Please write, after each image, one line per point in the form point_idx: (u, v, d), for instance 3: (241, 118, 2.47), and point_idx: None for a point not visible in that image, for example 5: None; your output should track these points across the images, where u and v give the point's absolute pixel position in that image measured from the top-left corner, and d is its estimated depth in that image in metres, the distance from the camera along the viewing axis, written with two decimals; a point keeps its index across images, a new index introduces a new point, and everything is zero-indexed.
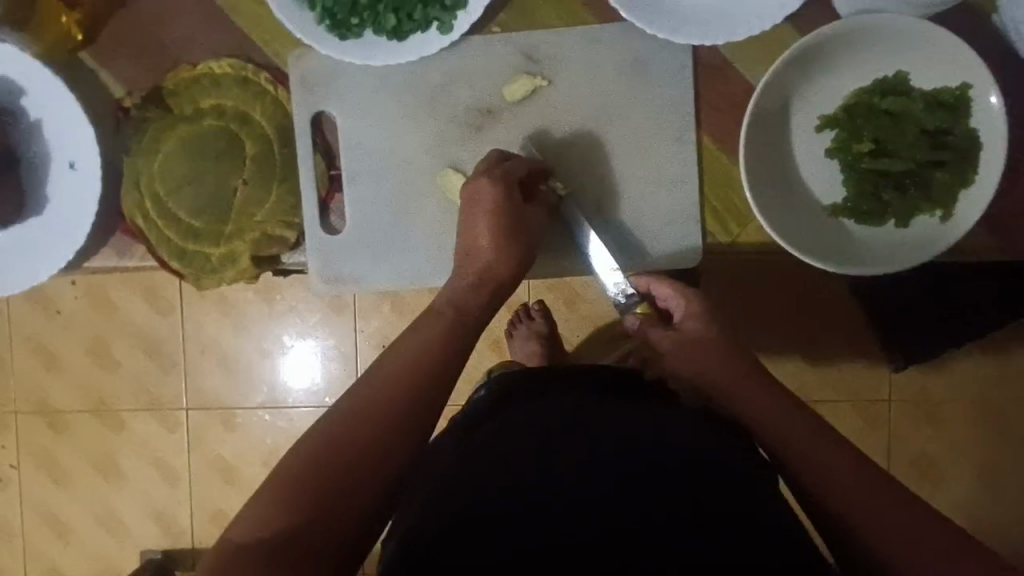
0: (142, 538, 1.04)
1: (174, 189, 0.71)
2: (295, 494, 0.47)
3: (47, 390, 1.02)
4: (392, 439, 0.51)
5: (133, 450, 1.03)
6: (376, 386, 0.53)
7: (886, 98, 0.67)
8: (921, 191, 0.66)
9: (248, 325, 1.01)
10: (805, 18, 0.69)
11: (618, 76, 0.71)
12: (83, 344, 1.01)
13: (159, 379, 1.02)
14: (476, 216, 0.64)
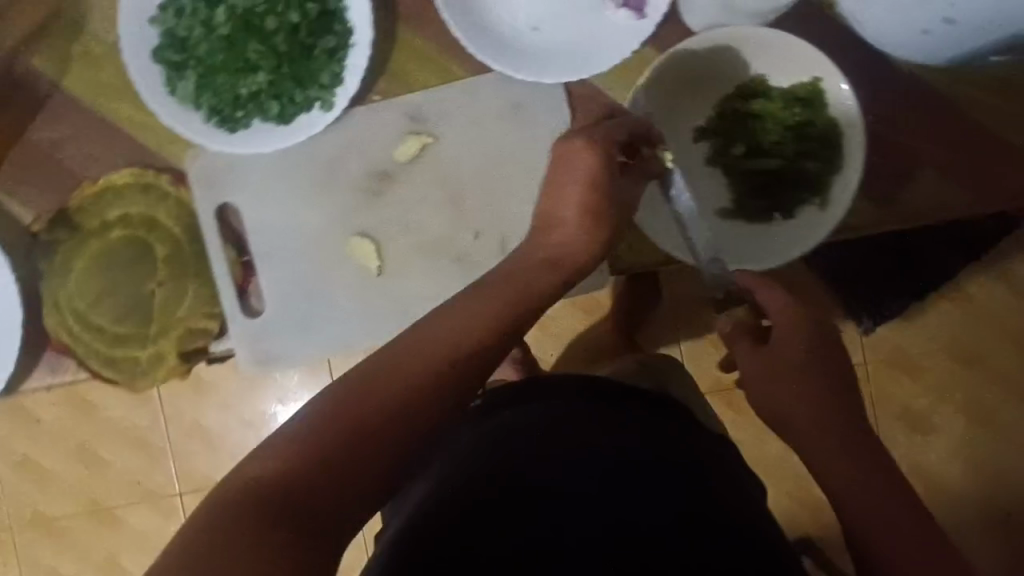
0: None
1: (93, 302, 0.74)
2: (297, 451, 0.43)
3: (37, 503, 1.03)
4: (398, 412, 0.46)
5: (134, 545, 1.04)
6: (349, 394, 0.46)
7: (750, 101, 0.70)
8: (797, 183, 0.70)
9: (228, 401, 1.02)
10: (663, 38, 0.72)
11: (498, 121, 0.74)
12: (69, 450, 1.02)
13: (148, 469, 1.03)
14: (567, 181, 0.57)
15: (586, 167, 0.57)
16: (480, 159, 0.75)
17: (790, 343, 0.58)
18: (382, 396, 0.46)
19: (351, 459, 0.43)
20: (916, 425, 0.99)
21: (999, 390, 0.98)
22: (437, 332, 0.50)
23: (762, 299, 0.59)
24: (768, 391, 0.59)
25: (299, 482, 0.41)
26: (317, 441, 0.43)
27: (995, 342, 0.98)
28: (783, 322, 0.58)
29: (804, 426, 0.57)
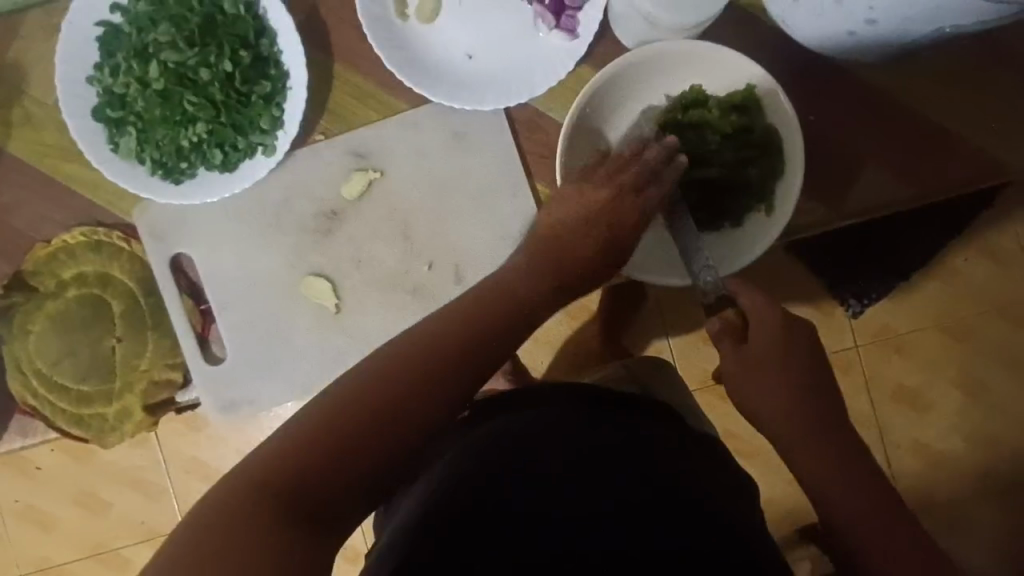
0: None
1: (54, 363, 0.74)
2: (306, 442, 0.46)
3: (41, 551, 1.03)
4: (408, 406, 0.50)
5: None
6: (368, 384, 0.49)
7: (688, 112, 0.70)
8: (741, 190, 0.70)
9: (222, 436, 1.02)
10: (598, 55, 0.73)
11: (441, 152, 0.75)
12: (69, 497, 1.02)
13: (148, 510, 1.03)
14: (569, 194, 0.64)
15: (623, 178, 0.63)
16: (427, 190, 0.76)
17: (778, 335, 0.63)
18: (396, 380, 0.50)
19: (362, 436, 0.48)
20: (913, 400, 0.99)
21: (988, 359, 0.99)
22: (461, 318, 0.55)
23: (744, 300, 0.64)
24: (751, 378, 0.63)
25: (321, 470, 0.46)
26: (335, 422, 0.47)
27: (983, 312, 0.98)
28: (770, 312, 0.63)
29: (800, 427, 0.63)
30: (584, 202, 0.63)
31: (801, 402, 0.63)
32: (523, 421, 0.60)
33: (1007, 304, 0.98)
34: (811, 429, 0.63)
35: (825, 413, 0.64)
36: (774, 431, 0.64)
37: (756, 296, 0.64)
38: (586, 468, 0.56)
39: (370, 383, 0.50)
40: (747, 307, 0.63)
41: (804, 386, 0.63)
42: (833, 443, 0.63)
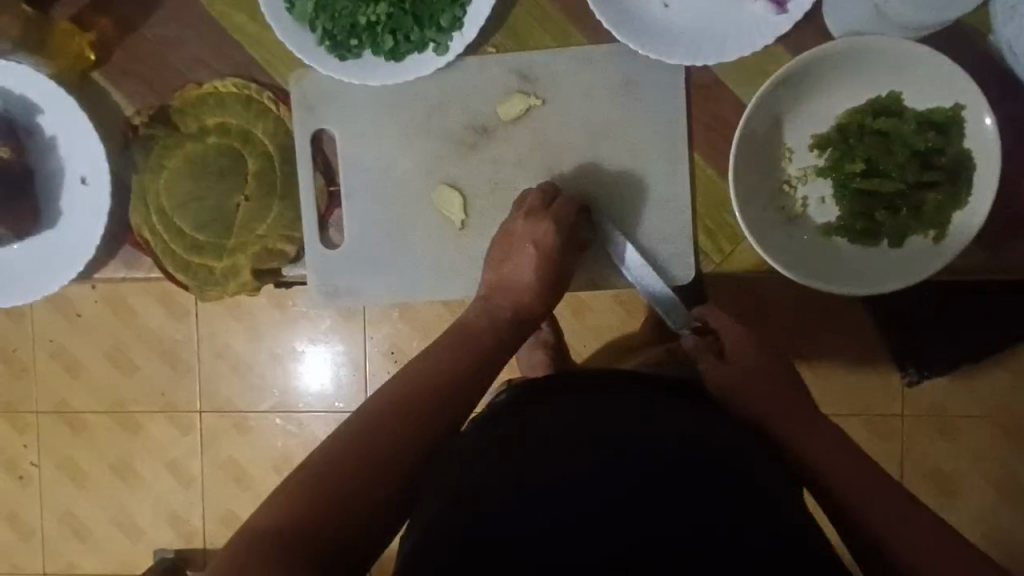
0: (158, 537, 1.08)
1: (179, 205, 0.74)
2: (308, 498, 0.49)
3: (66, 392, 1.06)
4: (401, 449, 0.55)
5: (148, 451, 1.07)
6: (358, 434, 0.54)
7: (878, 118, 0.67)
8: (913, 212, 0.67)
9: (261, 331, 1.04)
10: (794, 39, 0.70)
11: (609, 95, 0.72)
12: (102, 348, 1.04)
13: (174, 382, 1.05)
14: (523, 255, 0.69)
15: (529, 243, 0.69)
16: (582, 131, 0.73)
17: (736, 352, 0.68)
18: (404, 410, 0.57)
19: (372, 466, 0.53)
20: None
21: None
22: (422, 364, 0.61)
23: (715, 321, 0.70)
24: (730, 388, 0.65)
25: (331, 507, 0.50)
26: (350, 458, 0.52)
27: None
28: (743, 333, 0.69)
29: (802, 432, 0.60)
30: (507, 253, 0.70)
31: (784, 420, 0.62)
32: (565, 406, 0.54)
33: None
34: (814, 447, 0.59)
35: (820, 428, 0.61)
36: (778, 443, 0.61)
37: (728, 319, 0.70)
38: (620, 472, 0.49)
39: (383, 418, 0.56)
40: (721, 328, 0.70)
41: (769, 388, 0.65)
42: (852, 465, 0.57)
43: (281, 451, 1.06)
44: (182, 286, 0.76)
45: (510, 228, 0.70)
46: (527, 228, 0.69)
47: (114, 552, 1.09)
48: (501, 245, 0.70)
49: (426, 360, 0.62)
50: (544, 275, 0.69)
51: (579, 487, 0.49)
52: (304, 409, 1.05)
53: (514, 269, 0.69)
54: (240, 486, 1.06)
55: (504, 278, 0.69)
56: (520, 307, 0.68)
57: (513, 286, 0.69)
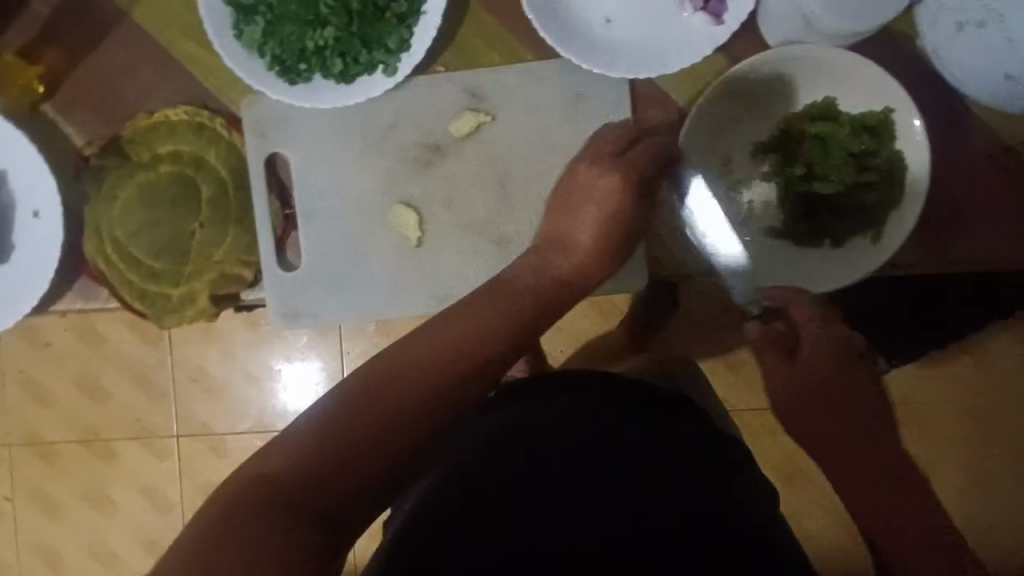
0: (138, 566, 1.07)
1: (133, 233, 0.74)
2: (262, 510, 0.42)
3: (36, 423, 1.04)
4: (382, 443, 0.48)
5: (124, 479, 1.05)
6: (335, 428, 0.47)
7: (815, 123, 0.69)
8: (852, 212, 0.69)
9: (234, 352, 1.03)
10: (734, 48, 0.72)
11: (558, 110, 0.74)
12: (73, 377, 1.03)
13: (146, 407, 1.04)
14: (591, 210, 0.61)
15: (591, 201, 0.61)
16: (532, 146, 0.74)
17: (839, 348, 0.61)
18: (388, 400, 0.49)
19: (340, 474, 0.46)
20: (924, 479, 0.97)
21: None
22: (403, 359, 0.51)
23: (796, 312, 0.61)
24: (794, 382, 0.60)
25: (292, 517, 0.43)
26: (309, 460, 0.45)
27: None
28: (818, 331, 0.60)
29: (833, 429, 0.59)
30: (567, 211, 0.63)
31: (828, 426, 0.59)
32: (538, 411, 0.55)
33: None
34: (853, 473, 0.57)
35: (861, 443, 0.58)
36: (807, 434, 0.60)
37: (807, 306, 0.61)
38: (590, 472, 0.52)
39: (356, 412, 0.48)
40: (797, 321, 0.61)
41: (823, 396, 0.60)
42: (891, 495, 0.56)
43: None
44: (140, 314, 0.76)
45: (575, 170, 0.63)
46: (594, 175, 0.61)
47: None
48: (564, 196, 0.63)
49: (405, 354, 0.52)
50: (604, 233, 0.62)
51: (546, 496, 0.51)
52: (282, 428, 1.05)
53: (575, 228, 0.62)
54: None
55: (563, 232, 0.62)
56: (581, 270, 0.61)
57: (576, 244, 0.62)
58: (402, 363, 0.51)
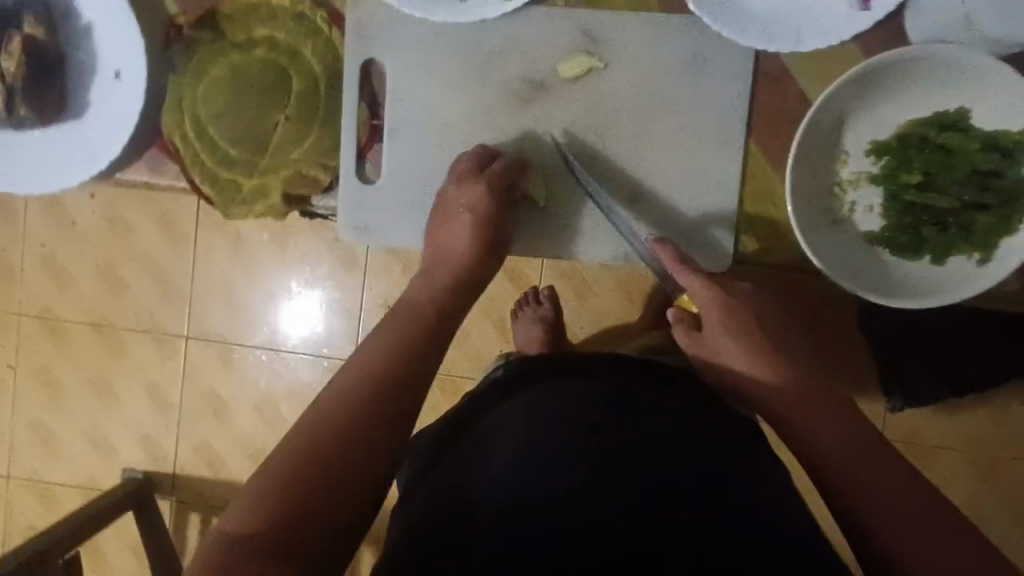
0: (128, 457, 1.25)
1: (215, 115, 0.71)
2: (292, 483, 0.50)
3: (53, 301, 1.23)
4: (382, 395, 0.56)
5: (128, 374, 1.24)
6: (336, 399, 0.55)
7: (944, 132, 0.66)
8: (961, 231, 0.67)
9: (257, 266, 1.21)
10: (872, 37, 0.68)
11: (674, 69, 0.70)
12: (96, 262, 1.22)
13: (161, 305, 1.23)
14: (456, 221, 0.68)
15: (462, 208, 0.68)
16: (639, 102, 0.71)
17: (765, 362, 0.60)
18: (384, 365, 0.58)
19: (360, 412, 0.54)
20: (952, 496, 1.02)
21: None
22: (383, 333, 0.61)
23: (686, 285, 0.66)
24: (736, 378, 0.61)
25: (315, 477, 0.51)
26: (346, 394, 0.56)
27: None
28: (715, 297, 0.64)
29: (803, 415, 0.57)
30: (444, 222, 0.69)
31: (801, 422, 0.57)
32: (534, 401, 0.56)
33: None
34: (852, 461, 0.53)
35: (864, 449, 0.54)
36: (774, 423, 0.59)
37: (696, 280, 0.65)
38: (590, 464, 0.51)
39: (357, 387, 0.56)
40: (694, 296, 0.65)
41: (789, 388, 0.59)
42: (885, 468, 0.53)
43: (263, 388, 1.23)
44: (207, 200, 0.73)
45: (444, 194, 0.69)
46: (460, 193, 0.68)
47: (81, 464, 1.26)
48: (439, 211, 0.69)
49: (389, 326, 0.62)
50: (478, 242, 0.68)
51: (539, 488, 0.50)
52: (289, 349, 1.22)
53: (451, 239, 0.68)
54: (218, 419, 1.23)
55: (445, 248, 0.68)
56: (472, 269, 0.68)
57: (453, 256, 0.68)
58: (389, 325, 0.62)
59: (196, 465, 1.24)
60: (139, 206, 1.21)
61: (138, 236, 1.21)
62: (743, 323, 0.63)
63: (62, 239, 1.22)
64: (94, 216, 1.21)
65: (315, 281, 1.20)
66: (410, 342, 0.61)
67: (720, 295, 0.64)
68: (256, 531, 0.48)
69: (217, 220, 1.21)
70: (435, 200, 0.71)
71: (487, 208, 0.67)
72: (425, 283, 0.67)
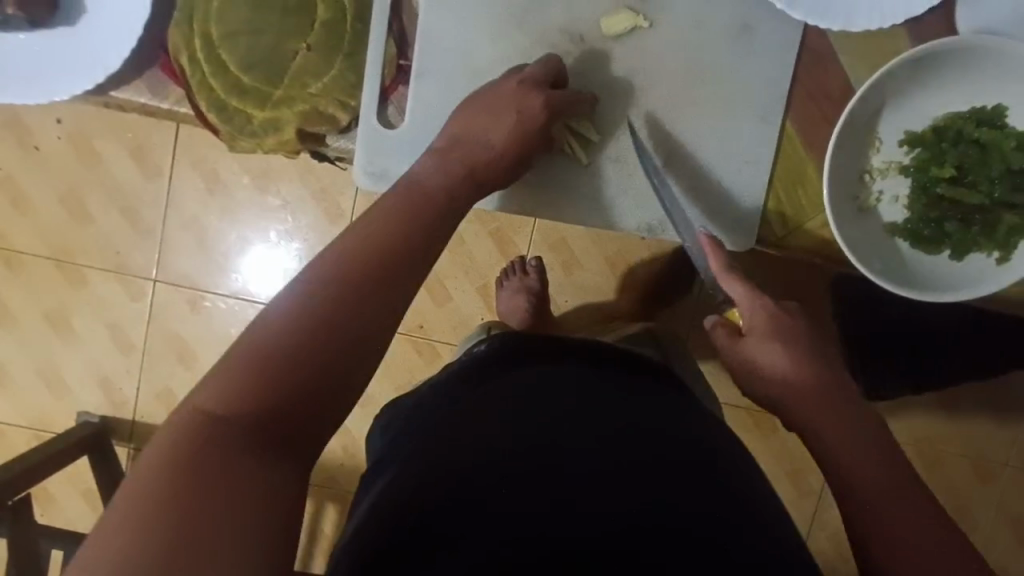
0: (84, 399, 1.19)
1: (229, 35, 0.66)
2: (261, 384, 0.47)
3: (9, 228, 1.15)
4: (362, 293, 0.53)
5: (89, 311, 1.17)
6: (311, 294, 0.51)
7: (980, 127, 0.66)
8: (984, 230, 0.67)
9: (236, 211, 1.15)
10: (920, 24, 0.66)
11: (720, 37, 0.69)
12: (60, 192, 1.14)
13: (131, 241, 1.16)
14: (501, 117, 0.64)
15: (513, 109, 0.64)
16: (682, 67, 0.69)
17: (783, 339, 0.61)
18: (365, 257, 0.54)
19: (345, 309, 0.52)
20: None
21: (953, 479, 1.17)
22: (387, 219, 0.57)
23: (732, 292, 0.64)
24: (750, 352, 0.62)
25: (291, 382, 0.48)
26: (340, 281, 0.53)
27: (966, 448, 1.16)
28: (766, 310, 0.62)
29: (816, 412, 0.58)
30: (484, 116, 0.65)
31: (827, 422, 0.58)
32: (530, 387, 0.61)
33: (984, 459, 1.16)
34: (841, 451, 0.56)
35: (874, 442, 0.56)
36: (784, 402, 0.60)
37: (745, 292, 0.63)
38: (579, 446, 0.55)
39: (339, 280, 0.52)
40: (739, 304, 0.63)
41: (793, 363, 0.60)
42: (881, 470, 0.54)
43: (232, 337, 1.18)
44: (214, 128, 0.70)
45: (499, 87, 0.65)
46: (518, 97, 0.64)
47: (33, 403, 1.18)
48: (479, 104, 0.65)
49: (389, 202, 0.59)
50: (511, 141, 0.65)
51: (532, 472, 0.53)
52: (264, 300, 1.17)
53: (482, 131, 0.64)
54: (183, 364, 1.18)
55: (471, 138, 0.64)
56: (477, 167, 0.64)
57: (472, 143, 0.64)
58: (388, 220, 0.57)
59: (157, 411, 1.19)
60: (112, 136, 1.13)
61: (108, 166, 1.13)
62: (794, 337, 0.61)
63: (21, 161, 1.13)
64: (59, 140, 1.13)
65: (294, 232, 1.15)
66: (416, 251, 0.57)
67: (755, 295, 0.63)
68: (242, 415, 0.46)
69: (195, 156, 1.14)
70: (479, 91, 0.67)
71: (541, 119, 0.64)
72: (439, 168, 0.62)
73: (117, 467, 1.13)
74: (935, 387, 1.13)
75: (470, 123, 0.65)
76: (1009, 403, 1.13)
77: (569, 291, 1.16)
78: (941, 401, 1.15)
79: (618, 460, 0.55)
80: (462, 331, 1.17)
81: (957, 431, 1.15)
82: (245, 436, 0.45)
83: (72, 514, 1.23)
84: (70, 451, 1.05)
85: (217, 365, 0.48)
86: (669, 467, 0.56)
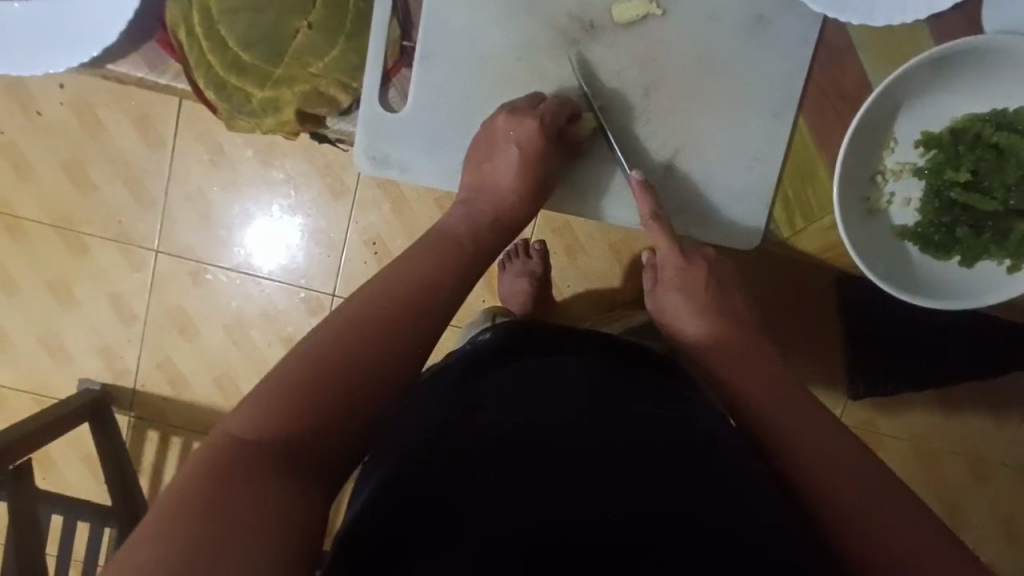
0: (85, 367, 1.19)
1: (228, 11, 0.64)
2: (292, 412, 0.49)
3: (12, 194, 1.14)
4: (389, 333, 0.55)
5: (91, 280, 1.16)
6: (337, 332, 0.54)
7: (999, 131, 0.63)
8: (995, 238, 0.65)
9: (239, 184, 1.13)
10: (946, 21, 0.63)
11: (735, 28, 0.66)
12: (63, 159, 1.13)
13: (133, 211, 1.15)
14: (507, 156, 0.67)
15: (511, 142, 0.66)
16: (695, 59, 0.67)
17: (703, 310, 0.69)
18: (388, 301, 0.57)
19: (367, 346, 0.54)
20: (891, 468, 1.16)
21: (950, 479, 1.16)
22: (405, 265, 0.61)
23: (658, 247, 0.70)
24: (677, 321, 0.70)
25: (319, 414, 0.50)
26: (363, 320, 0.55)
27: (964, 449, 1.15)
28: (675, 263, 0.70)
29: (789, 416, 0.62)
30: (491, 153, 0.67)
31: (781, 409, 0.62)
32: (534, 381, 0.58)
33: (980, 459, 1.16)
34: (812, 449, 0.59)
35: (825, 430, 0.61)
36: (755, 407, 0.63)
37: (668, 248, 0.69)
38: (591, 447, 0.55)
39: (362, 319, 0.55)
40: (659, 257, 0.71)
41: (705, 317, 0.69)
42: (839, 457, 0.59)
43: (234, 311, 1.17)
44: (213, 105, 0.69)
45: (493, 124, 0.67)
46: (511, 127, 0.66)
47: (34, 369, 1.19)
48: (483, 141, 0.68)
49: (421, 253, 0.63)
50: (526, 179, 0.68)
51: (540, 474, 0.53)
52: (265, 275, 1.16)
53: (497, 170, 0.68)
54: (184, 336, 1.18)
55: (489, 180, 0.69)
56: (499, 215, 0.69)
57: (495, 188, 0.69)
58: (414, 262, 0.61)
59: (158, 382, 1.19)
60: (115, 104, 1.11)
61: (110, 135, 1.12)
62: (696, 286, 0.70)
63: (23, 127, 1.12)
64: (62, 107, 1.11)
65: (297, 208, 1.14)
66: (435, 286, 0.60)
67: (678, 260, 0.70)
68: (266, 437, 0.48)
69: (199, 128, 1.12)
70: (480, 129, 0.68)
71: (539, 145, 0.65)
72: (465, 217, 0.68)
73: (117, 436, 1.14)
74: (936, 386, 1.11)
75: (487, 165, 0.68)
76: (1010, 404, 1.13)
77: (571, 276, 1.15)
78: (941, 401, 1.14)
79: (627, 460, 0.54)
80: (464, 313, 1.16)
81: (955, 432, 1.14)
82: (266, 458, 0.47)
83: (74, 480, 1.25)
84: (69, 420, 1.05)
85: (250, 392, 0.51)
86: (686, 468, 0.55)
